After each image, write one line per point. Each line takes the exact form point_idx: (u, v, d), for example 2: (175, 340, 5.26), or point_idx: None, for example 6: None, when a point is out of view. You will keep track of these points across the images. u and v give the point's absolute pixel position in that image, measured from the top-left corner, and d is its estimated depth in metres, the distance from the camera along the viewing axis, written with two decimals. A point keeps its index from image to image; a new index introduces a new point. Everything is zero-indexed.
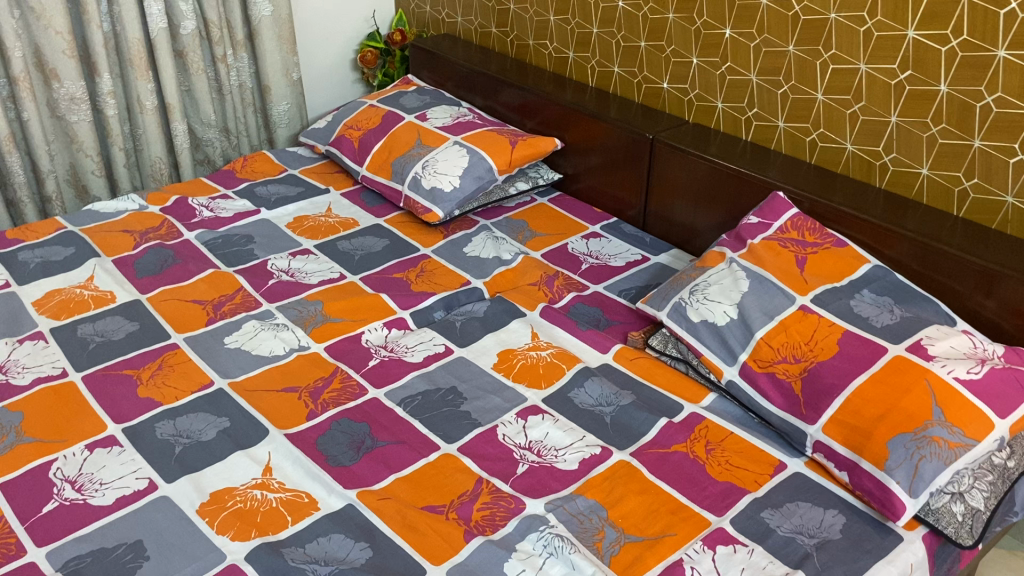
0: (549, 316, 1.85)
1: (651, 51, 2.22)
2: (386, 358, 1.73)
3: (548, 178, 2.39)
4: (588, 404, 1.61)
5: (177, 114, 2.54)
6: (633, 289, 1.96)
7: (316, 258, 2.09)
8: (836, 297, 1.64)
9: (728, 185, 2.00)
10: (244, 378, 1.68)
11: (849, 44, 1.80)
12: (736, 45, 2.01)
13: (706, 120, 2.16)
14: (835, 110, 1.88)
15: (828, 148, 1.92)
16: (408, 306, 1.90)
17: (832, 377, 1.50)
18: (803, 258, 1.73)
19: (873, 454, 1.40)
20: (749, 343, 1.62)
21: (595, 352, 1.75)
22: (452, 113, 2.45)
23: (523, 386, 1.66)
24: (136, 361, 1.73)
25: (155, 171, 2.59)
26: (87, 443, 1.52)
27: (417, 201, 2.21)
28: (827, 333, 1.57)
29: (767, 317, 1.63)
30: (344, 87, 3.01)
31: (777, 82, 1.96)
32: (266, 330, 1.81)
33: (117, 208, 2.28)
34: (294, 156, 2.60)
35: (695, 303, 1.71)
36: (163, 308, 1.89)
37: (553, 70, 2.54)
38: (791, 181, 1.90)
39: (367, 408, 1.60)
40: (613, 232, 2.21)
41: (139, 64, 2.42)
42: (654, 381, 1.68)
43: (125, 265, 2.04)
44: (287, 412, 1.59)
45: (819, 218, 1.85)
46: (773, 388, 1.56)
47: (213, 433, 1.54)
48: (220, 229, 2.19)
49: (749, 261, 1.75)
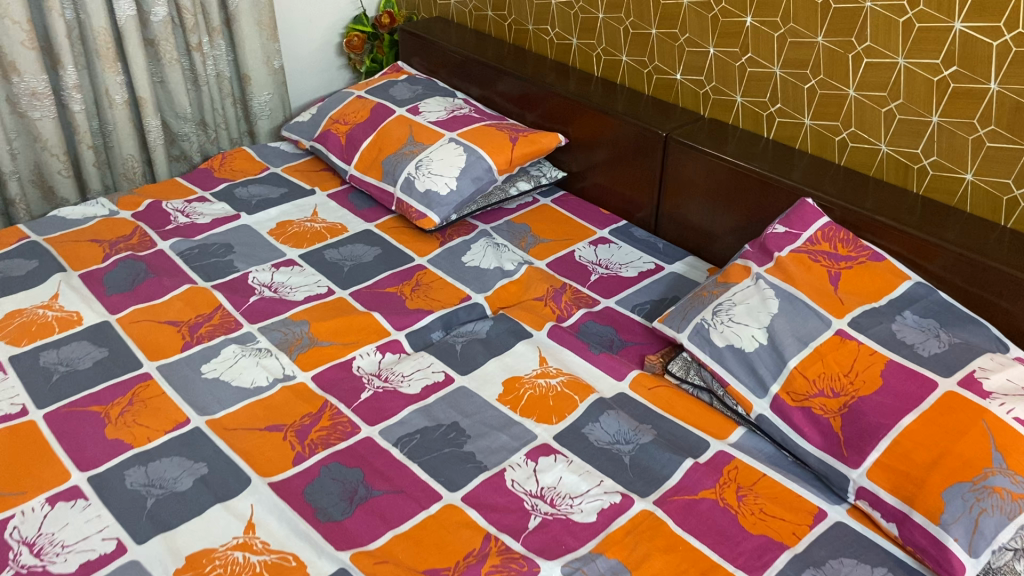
0: (557, 337, 1.69)
1: (663, 39, 2.04)
2: (380, 389, 1.58)
3: (551, 176, 2.22)
4: (604, 442, 1.46)
5: (150, 108, 2.35)
6: (648, 304, 1.80)
7: (302, 269, 1.92)
8: (876, 320, 1.49)
9: (749, 188, 1.83)
10: (223, 415, 1.52)
11: (886, 36, 1.63)
12: (759, 35, 1.84)
13: (723, 115, 1.99)
14: (868, 108, 1.71)
15: (859, 148, 1.76)
16: (403, 326, 1.74)
17: (877, 415, 1.36)
18: (837, 274, 1.58)
19: (926, 505, 1.26)
20: (781, 373, 1.47)
21: (609, 380, 1.60)
22: (447, 106, 2.28)
23: (532, 421, 1.50)
24: (103, 394, 1.57)
25: (128, 170, 2.40)
26: (47, 496, 1.36)
27: (411, 205, 2.04)
28: (868, 363, 1.42)
29: (801, 343, 1.48)
30: (330, 73, 2.83)
31: (804, 76, 1.80)
32: (248, 356, 1.65)
33: (85, 214, 2.10)
34: (277, 152, 2.42)
35: (720, 325, 1.56)
36: (134, 331, 1.72)
37: (555, 57, 2.36)
38: (819, 185, 1.74)
39: (360, 450, 1.44)
40: (623, 237, 2.05)
41: (107, 55, 2.23)
42: (675, 413, 1.53)
43: (93, 280, 1.87)
44: (271, 456, 1.44)
45: (851, 227, 1.69)
46: (809, 424, 1.42)
47: (189, 483, 1.39)
48: (196, 238, 2.02)
49: (777, 277, 1.60)
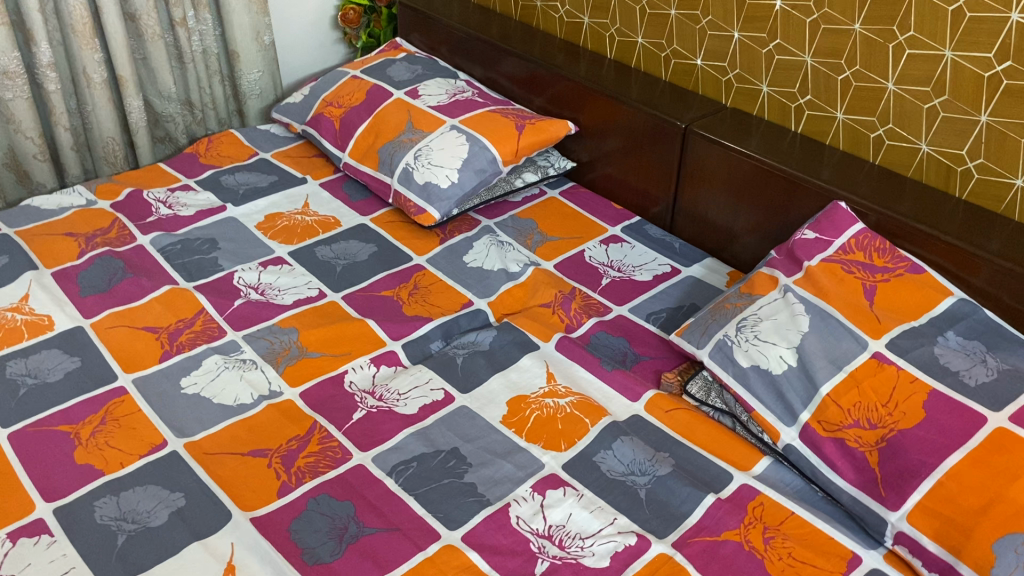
0: (566, 350, 1.57)
1: (683, 21, 1.90)
2: (374, 409, 1.45)
3: (559, 167, 2.08)
4: (617, 473, 1.34)
5: (131, 87, 2.20)
6: (664, 313, 1.68)
7: (291, 269, 1.79)
8: (917, 342, 1.36)
9: (774, 188, 1.70)
10: (203, 437, 1.40)
11: (932, 26, 1.48)
12: (789, 20, 1.69)
13: (747, 105, 1.85)
14: (908, 104, 1.57)
15: (897, 147, 1.62)
16: (399, 336, 1.62)
17: (918, 452, 1.23)
18: (872, 287, 1.44)
19: (974, 557, 1.14)
20: (812, 400, 1.35)
21: (623, 400, 1.48)
22: (448, 89, 2.13)
23: (539, 448, 1.38)
24: (74, 412, 1.44)
25: (108, 153, 2.25)
26: (9, 531, 1.24)
27: (408, 198, 1.90)
28: (909, 392, 1.30)
29: (834, 367, 1.36)
30: (325, 48, 2.67)
31: (838, 67, 1.65)
32: (230, 369, 1.53)
33: (61, 204, 1.96)
34: (266, 135, 2.28)
35: (745, 343, 1.43)
36: (109, 339, 1.60)
37: (564, 36, 2.21)
38: (852, 187, 1.60)
39: (351, 480, 1.32)
40: (636, 235, 1.92)
41: (83, 31, 2.08)
42: (695, 440, 1.41)
43: (67, 279, 1.74)
44: (254, 486, 1.32)
45: (887, 234, 1.55)
46: (843, 458, 1.30)
47: (164, 517, 1.27)
48: (178, 232, 1.89)
49: (808, 290, 1.47)
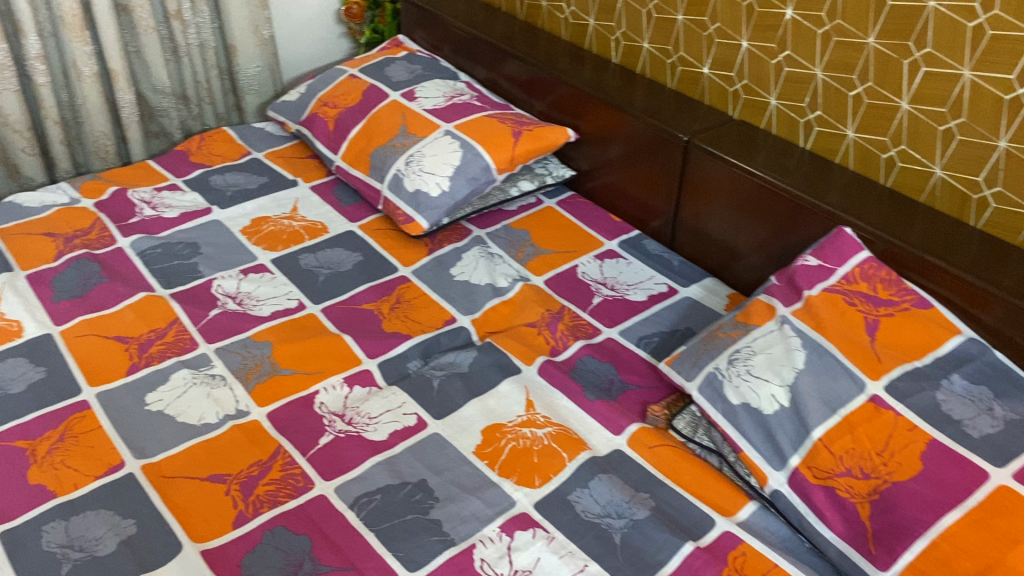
0: (549, 376, 1.49)
1: (690, 28, 1.81)
2: (342, 434, 1.38)
3: (558, 175, 2.01)
4: (592, 514, 1.26)
5: (123, 81, 2.15)
6: (656, 337, 1.59)
7: (272, 277, 1.73)
8: (918, 386, 1.26)
9: (779, 209, 1.60)
10: (162, 458, 1.34)
11: (950, 43, 1.38)
12: (799, 31, 1.59)
13: (754, 118, 1.76)
14: (922, 124, 1.47)
15: (909, 169, 1.52)
16: (376, 354, 1.55)
17: (912, 509, 1.14)
18: (874, 322, 1.35)
19: None
20: (803, 445, 1.26)
21: (604, 432, 1.40)
22: (446, 91, 2.05)
23: (511, 483, 1.31)
24: (32, 427, 1.39)
25: (99, 148, 2.21)
26: None
27: (397, 206, 1.82)
28: (906, 441, 1.20)
29: (828, 409, 1.27)
30: (328, 42, 2.60)
31: (850, 82, 1.55)
32: (198, 386, 1.47)
33: (44, 202, 1.91)
34: (260, 133, 2.22)
35: (736, 378, 1.35)
36: (77, 349, 1.54)
37: (569, 38, 2.12)
38: (860, 212, 1.50)
39: (310, 512, 1.26)
40: (634, 251, 1.83)
41: (73, 24, 2.02)
42: (678, 480, 1.33)
43: (41, 283, 1.68)
44: (208, 515, 1.26)
45: (894, 264, 1.46)
46: (832, 508, 1.21)
47: (112, 545, 1.21)
48: (160, 234, 1.83)
49: (805, 322, 1.37)
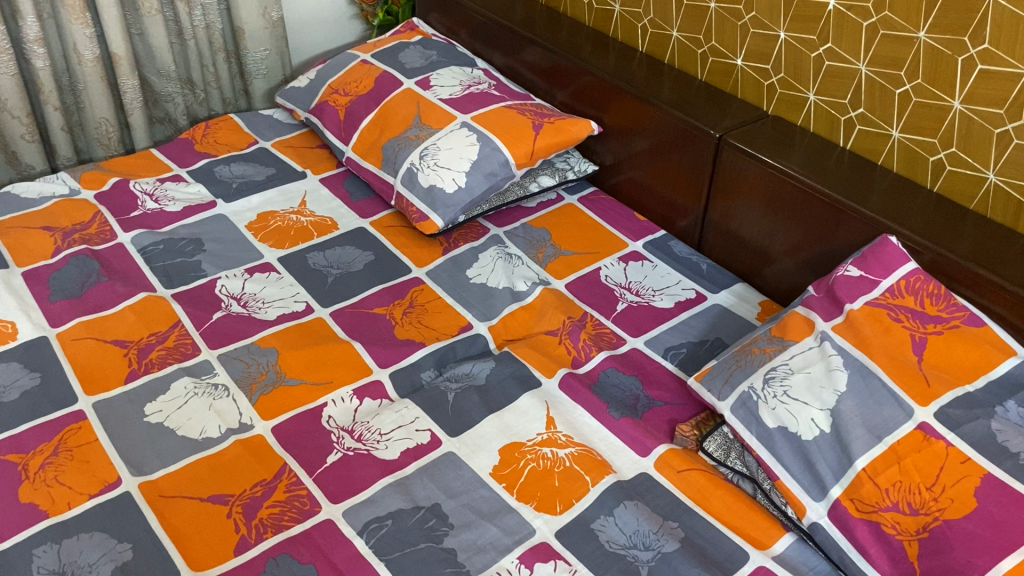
0: (570, 391, 1.41)
1: (723, 16, 1.70)
2: (352, 452, 1.30)
3: (579, 170, 1.91)
4: (617, 546, 1.18)
5: (126, 66, 2.06)
6: (684, 349, 1.50)
7: (278, 277, 1.65)
8: (971, 414, 1.17)
9: (817, 212, 1.50)
10: (161, 476, 1.27)
11: (1010, 39, 1.28)
12: (844, 22, 1.49)
13: (791, 113, 1.65)
14: (976, 126, 1.37)
15: (960, 173, 1.42)
16: (388, 363, 1.46)
17: (966, 551, 1.06)
18: (922, 341, 1.26)
19: None
20: (845, 474, 1.17)
21: (630, 454, 1.32)
22: (463, 79, 1.95)
23: (530, 509, 1.23)
24: (25, 439, 1.31)
25: (102, 135, 2.12)
26: None
27: (411, 202, 1.73)
28: (958, 475, 1.12)
29: (873, 437, 1.18)
30: (340, 24, 2.50)
31: (897, 79, 1.45)
32: (200, 397, 1.39)
33: (42, 193, 1.83)
34: (268, 121, 2.13)
35: (772, 399, 1.26)
36: (73, 353, 1.46)
37: (593, 24, 2.02)
38: (905, 219, 1.40)
39: (317, 539, 1.18)
40: (660, 253, 1.74)
41: (73, 5, 1.93)
42: (708, 508, 1.25)
43: (37, 281, 1.60)
44: (208, 539, 1.18)
45: (941, 276, 1.36)
46: (876, 545, 1.13)
47: (106, 572, 1.14)
48: (162, 229, 1.75)
49: (847, 340, 1.28)
